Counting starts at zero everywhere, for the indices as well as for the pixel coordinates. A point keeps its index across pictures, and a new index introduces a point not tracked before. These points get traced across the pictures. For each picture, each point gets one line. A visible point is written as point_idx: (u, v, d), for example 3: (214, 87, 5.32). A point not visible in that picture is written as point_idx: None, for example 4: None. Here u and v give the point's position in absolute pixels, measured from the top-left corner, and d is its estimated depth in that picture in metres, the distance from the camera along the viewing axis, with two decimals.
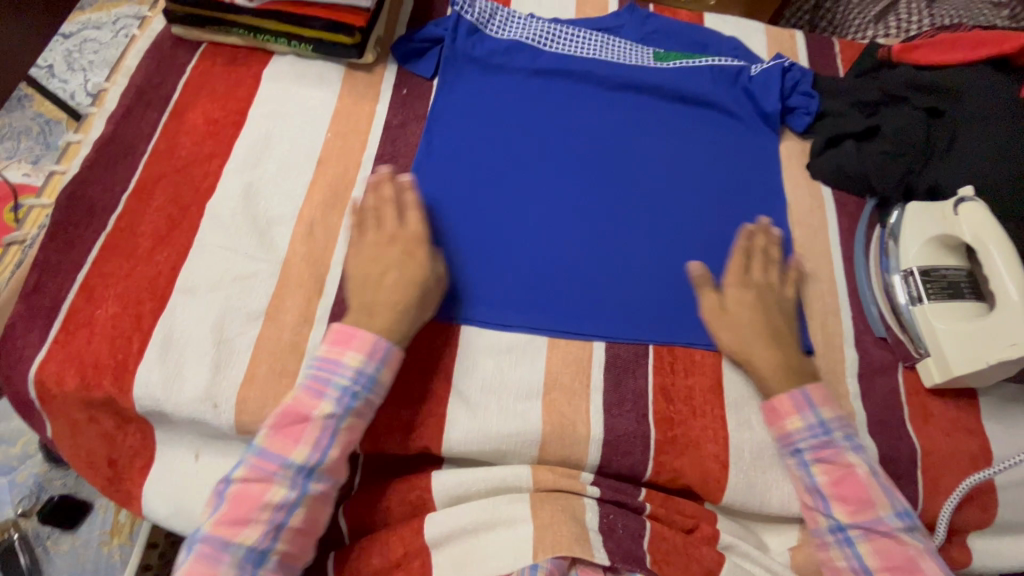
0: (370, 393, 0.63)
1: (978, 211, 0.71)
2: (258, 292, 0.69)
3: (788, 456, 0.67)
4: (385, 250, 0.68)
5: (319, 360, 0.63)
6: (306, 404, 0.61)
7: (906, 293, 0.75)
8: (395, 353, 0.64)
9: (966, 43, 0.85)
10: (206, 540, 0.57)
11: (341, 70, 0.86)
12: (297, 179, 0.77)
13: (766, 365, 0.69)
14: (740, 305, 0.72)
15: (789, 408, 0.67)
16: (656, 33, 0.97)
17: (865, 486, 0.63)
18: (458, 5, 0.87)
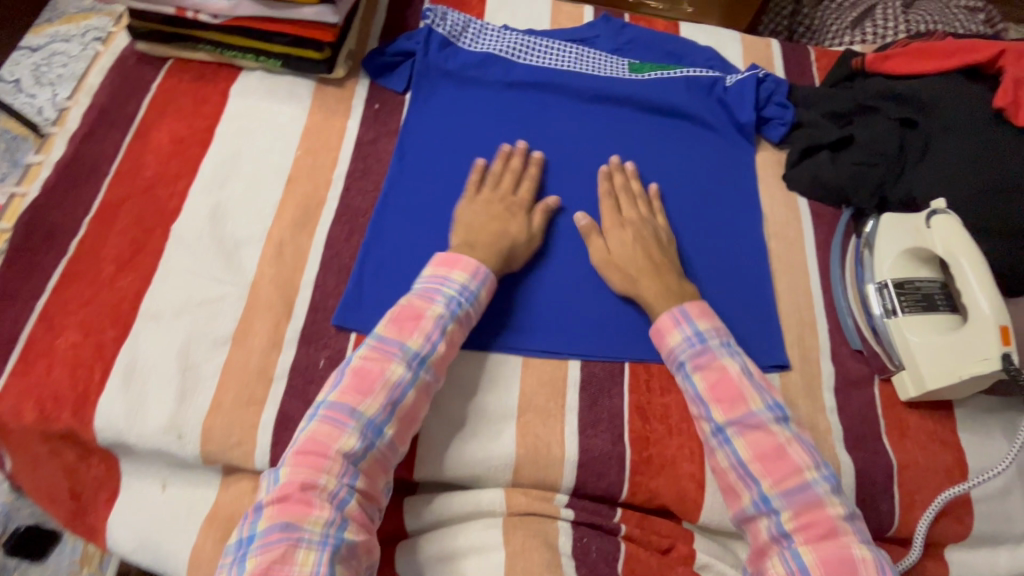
0: (472, 304, 0.67)
1: (950, 223, 0.71)
2: (225, 316, 0.68)
3: (675, 370, 0.69)
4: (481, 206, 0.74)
5: (426, 276, 0.68)
6: (420, 303, 0.65)
7: (880, 306, 0.75)
8: (491, 274, 0.69)
9: (938, 53, 0.85)
10: (329, 409, 0.59)
11: (312, 85, 0.85)
12: (266, 198, 0.76)
13: (649, 291, 0.71)
14: (622, 243, 0.74)
15: (669, 324, 0.69)
16: (632, 43, 0.96)
17: (736, 383, 0.65)
18: (429, 18, 0.87)
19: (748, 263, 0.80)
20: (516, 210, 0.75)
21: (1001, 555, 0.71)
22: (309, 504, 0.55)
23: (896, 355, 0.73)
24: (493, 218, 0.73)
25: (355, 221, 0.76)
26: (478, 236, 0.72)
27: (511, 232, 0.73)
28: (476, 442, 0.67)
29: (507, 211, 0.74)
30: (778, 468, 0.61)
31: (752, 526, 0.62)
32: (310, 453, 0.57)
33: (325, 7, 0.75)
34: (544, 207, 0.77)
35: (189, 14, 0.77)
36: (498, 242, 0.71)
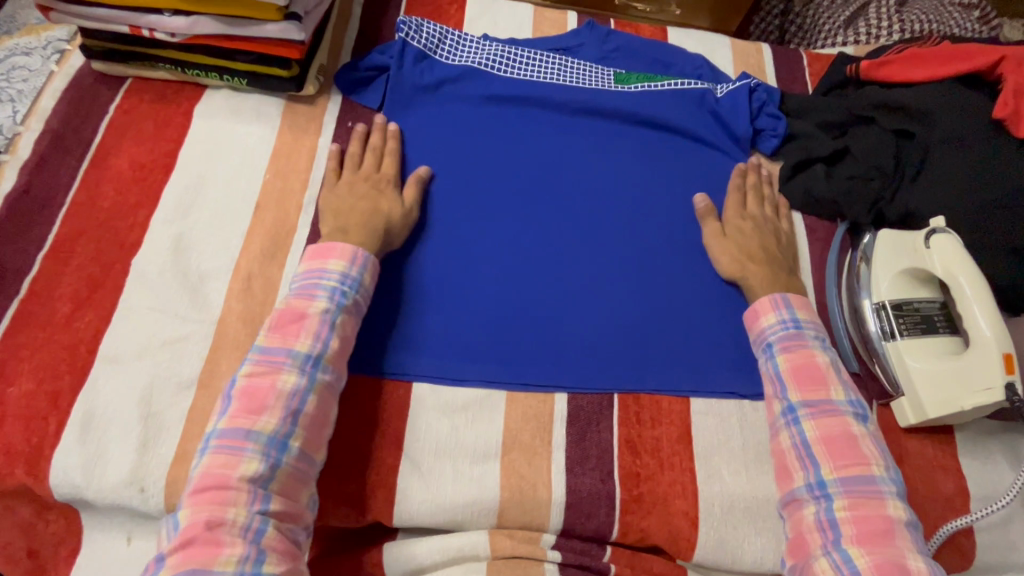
0: (358, 292, 0.65)
1: (951, 243, 0.68)
2: (189, 357, 0.64)
3: (759, 349, 0.69)
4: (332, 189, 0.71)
5: (302, 275, 0.65)
6: (300, 304, 0.62)
7: (878, 328, 0.72)
8: (372, 258, 0.67)
9: (934, 59, 0.82)
10: (219, 438, 0.55)
11: (281, 103, 0.81)
12: (232, 226, 0.72)
13: (756, 277, 0.72)
14: (733, 231, 0.76)
15: (767, 306, 0.69)
16: (618, 51, 0.92)
17: (823, 371, 0.65)
18: (403, 30, 0.83)
19: None
20: (384, 186, 0.73)
21: None
22: (218, 544, 0.50)
23: (896, 380, 0.70)
24: (361, 198, 0.71)
25: None
26: (348, 219, 0.69)
27: (384, 210, 0.70)
28: (459, 483, 0.63)
29: (373, 190, 0.72)
30: (844, 455, 0.60)
31: (798, 508, 0.60)
32: (208, 489, 0.53)
33: (290, 23, 0.71)
34: (414, 178, 0.75)
35: (144, 32, 0.72)
36: (372, 222, 0.69)
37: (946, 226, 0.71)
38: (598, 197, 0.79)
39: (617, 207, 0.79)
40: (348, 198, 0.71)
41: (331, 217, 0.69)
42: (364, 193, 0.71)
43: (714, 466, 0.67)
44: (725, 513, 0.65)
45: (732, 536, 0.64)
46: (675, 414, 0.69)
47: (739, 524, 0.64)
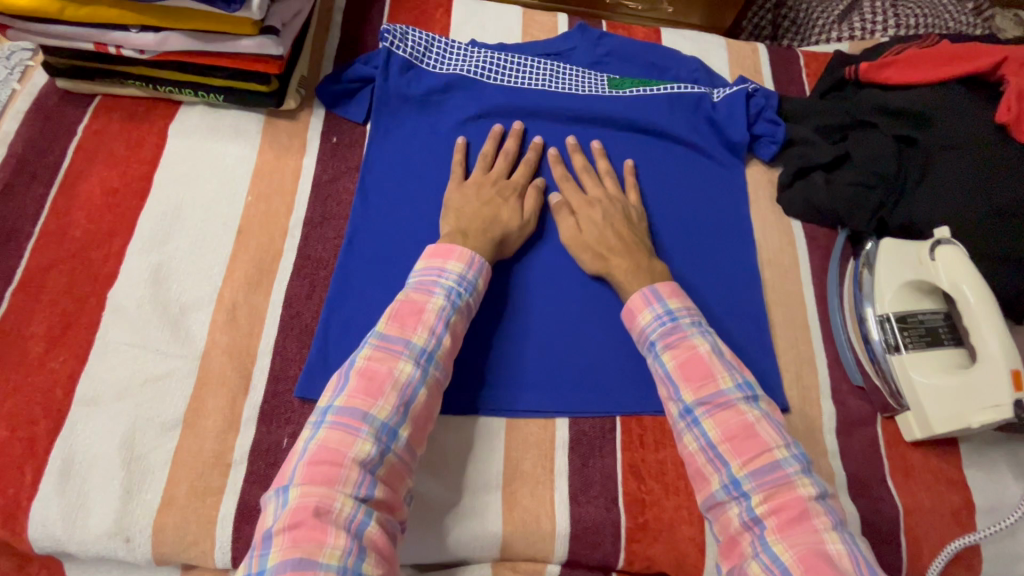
0: (471, 294, 0.63)
1: (957, 254, 0.67)
2: (173, 396, 0.61)
3: (645, 350, 0.65)
4: (467, 191, 0.71)
5: (419, 271, 0.63)
6: (419, 298, 0.60)
7: (883, 340, 0.71)
8: (486, 264, 0.66)
9: (935, 61, 0.79)
10: (336, 415, 0.53)
11: (261, 119, 0.77)
12: (214, 253, 0.69)
13: (621, 267, 0.69)
14: (591, 220, 0.72)
15: (640, 303, 0.66)
16: (610, 55, 0.89)
17: (707, 362, 0.61)
18: (387, 39, 0.78)
19: (735, 296, 0.75)
20: (508, 194, 0.72)
21: None
22: (324, 532, 0.47)
23: (899, 393, 0.70)
24: (484, 203, 0.70)
25: (316, 274, 0.70)
26: (471, 224, 0.68)
27: (503, 219, 0.70)
28: (459, 519, 0.62)
29: (497, 196, 0.71)
30: (747, 448, 0.57)
31: (722, 514, 0.56)
32: (320, 465, 0.50)
33: (267, 38, 0.67)
34: (535, 189, 0.74)
35: (111, 50, 0.68)
36: (492, 229, 0.68)
37: (950, 237, 0.69)
38: None
39: None
40: (472, 201, 0.70)
41: (453, 219, 0.69)
42: (488, 198, 0.71)
43: None
44: None
45: None
46: None
47: None
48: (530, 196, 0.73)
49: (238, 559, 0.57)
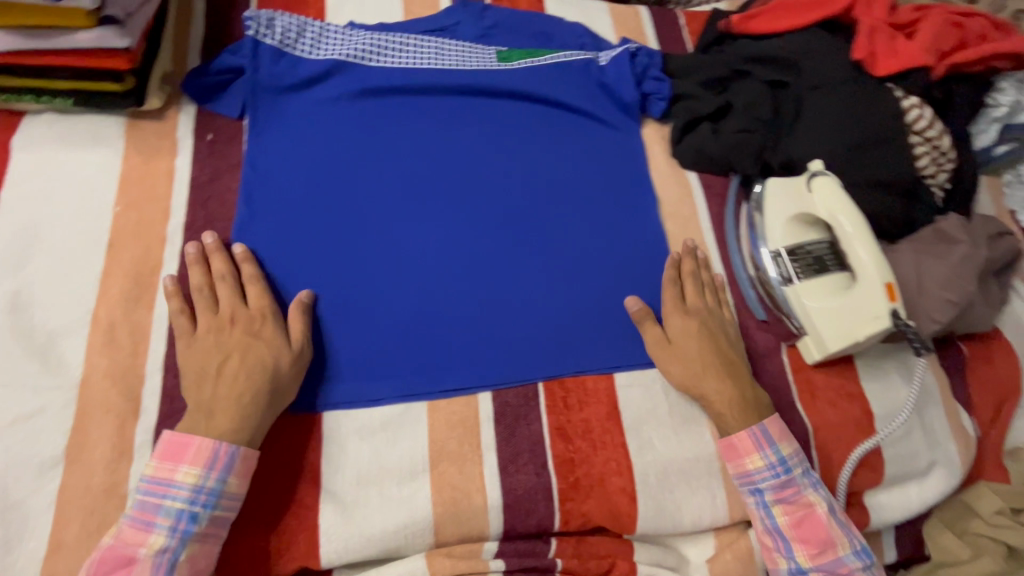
0: (218, 503, 0.54)
1: (829, 184, 0.73)
2: (50, 432, 0.56)
3: (748, 492, 0.65)
4: (211, 347, 0.59)
5: (147, 481, 0.53)
6: (132, 541, 0.51)
7: (778, 274, 0.75)
8: (241, 452, 0.55)
9: (798, 8, 0.84)
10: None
11: (122, 123, 0.71)
12: (82, 272, 0.63)
13: (720, 396, 0.66)
14: (686, 336, 0.69)
15: (749, 446, 0.65)
16: (497, 27, 0.88)
17: (824, 528, 0.64)
18: (250, 27, 0.73)
19: (642, 250, 0.76)
20: (258, 326, 0.61)
21: (912, 490, 0.75)
22: None
23: (799, 322, 0.74)
24: (230, 350, 0.59)
25: None
26: (217, 396, 0.57)
27: (269, 359, 0.59)
28: (388, 511, 0.60)
29: (248, 336, 0.60)
30: None
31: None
32: None
33: (106, 29, 0.61)
34: (297, 306, 0.64)
35: None
36: (261, 382, 0.57)
37: (824, 169, 0.76)
38: (497, 187, 0.75)
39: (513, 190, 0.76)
40: (209, 355, 0.58)
41: (195, 383, 0.57)
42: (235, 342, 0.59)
43: (645, 437, 0.67)
44: (660, 480, 0.65)
45: (669, 501, 0.65)
46: (601, 392, 0.68)
47: (674, 488, 0.66)
48: (292, 319, 0.63)
49: None
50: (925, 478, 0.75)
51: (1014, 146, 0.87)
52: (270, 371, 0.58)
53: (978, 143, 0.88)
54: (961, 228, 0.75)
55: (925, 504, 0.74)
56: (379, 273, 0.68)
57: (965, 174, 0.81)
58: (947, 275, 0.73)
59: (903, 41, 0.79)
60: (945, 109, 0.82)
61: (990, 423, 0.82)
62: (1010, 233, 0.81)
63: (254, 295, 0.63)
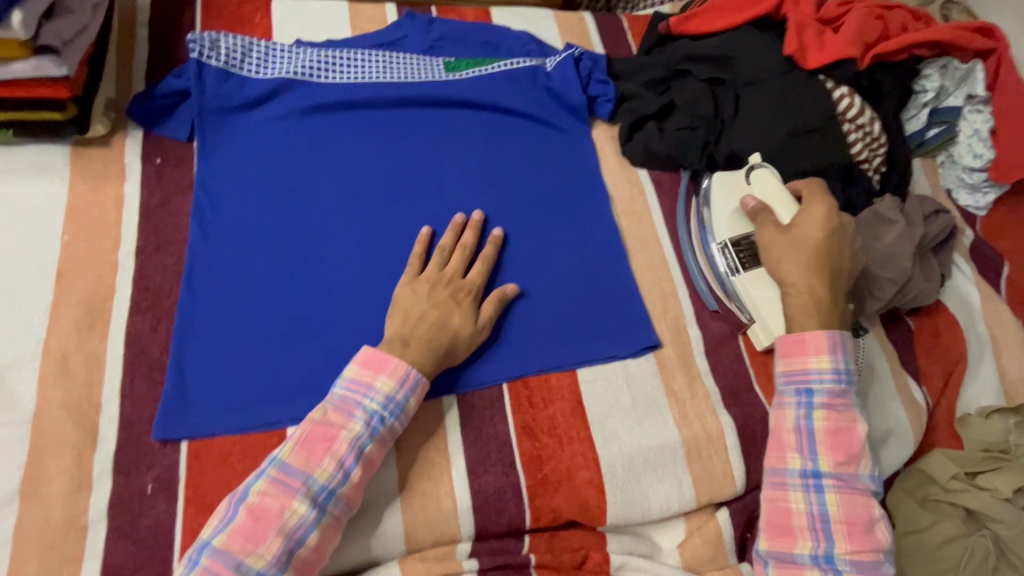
0: (400, 417, 0.59)
1: (766, 174, 0.76)
2: (3, 469, 0.55)
3: (794, 390, 0.67)
4: (426, 290, 0.66)
5: (349, 380, 0.59)
6: (336, 422, 0.56)
7: (725, 264, 0.77)
8: (423, 382, 0.61)
9: (730, 9, 0.89)
10: (211, 558, 0.49)
11: (67, 151, 0.70)
12: (31, 304, 0.62)
13: (806, 296, 0.69)
14: (802, 228, 0.71)
15: (820, 347, 0.67)
16: (443, 39, 0.89)
17: (860, 441, 0.65)
18: (195, 49, 0.74)
19: (598, 247, 0.78)
20: (463, 296, 0.67)
21: (871, 462, 0.78)
22: None
23: (748, 311, 0.75)
24: (435, 305, 0.65)
25: (158, 305, 0.64)
26: (414, 333, 0.63)
27: (455, 325, 0.65)
28: (361, 521, 0.60)
29: (453, 299, 0.66)
30: (860, 540, 0.62)
31: (795, 569, 0.62)
32: None
33: (43, 58, 0.61)
34: (499, 295, 0.69)
35: None
36: (439, 338, 0.63)
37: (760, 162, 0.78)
38: (451, 194, 0.77)
39: (466, 197, 0.77)
40: (422, 302, 0.65)
41: (400, 320, 0.64)
42: (442, 301, 0.66)
43: (610, 429, 0.68)
44: (627, 471, 0.67)
45: (638, 489, 0.67)
46: (565, 388, 0.70)
47: (641, 477, 0.67)
48: (490, 302, 0.69)
49: None
50: (882, 450, 0.78)
51: (944, 127, 0.92)
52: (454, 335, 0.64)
53: (910, 128, 0.93)
54: (897, 209, 0.80)
55: (884, 474, 0.78)
56: (337, 285, 0.68)
57: (897, 158, 0.86)
58: (883, 254, 0.77)
59: (831, 35, 0.84)
60: (874, 96, 0.86)
61: (940, 392, 0.85)
62: (944, 211, 0.85)
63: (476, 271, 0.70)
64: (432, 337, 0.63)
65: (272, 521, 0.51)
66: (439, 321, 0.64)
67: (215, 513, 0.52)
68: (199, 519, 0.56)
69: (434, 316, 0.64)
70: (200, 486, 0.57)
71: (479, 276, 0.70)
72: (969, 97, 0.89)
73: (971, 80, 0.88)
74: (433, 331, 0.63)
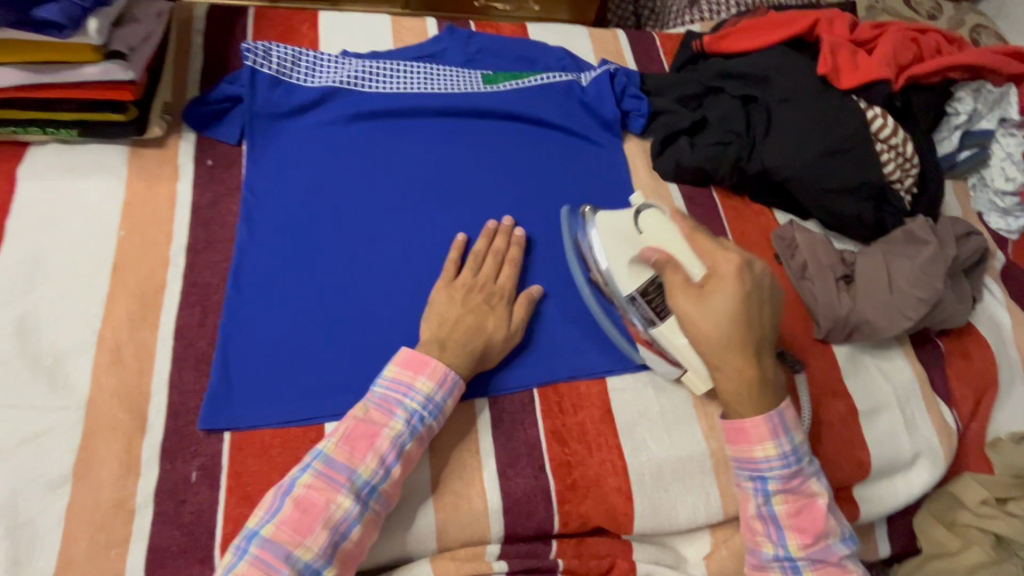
0: (438, 417, 0.61)
1: (653, 216, 0.69)
2: (58, 451, 0.57)
3: (748, 477, 0.63)
4: (458, 294, 0.68)
5: (389, 380, 0.60)
6: (378, 419, 0.58)
7: (640, 318, 0.69)
8: (461, 384, 0.63)
9: (765, 30, 0.91)
10: (260, 547, 0.51)
11: (125, 151, 0.73)
12: (87, 295, 0.65)
13: (739, 376, 0.62)
14: (716, 292, 0.62)
15: (761, 433, 0.62)
16: (482, 52, 0.92)
17: (823, 519, 0.62)
18: (250, 58, 0.77)
19: None
20: (497, 300, 0.69)
21: (898, 482, 0.78)
22: None
23: (673, 356, 0.68)
24: (470, 310, 0.67)
25: (206, 299, 0.67)
26: (451, 332, 0.65)
27: (489, 329, 0.66)
28: (394, 517, 0.62)
29: (486, 303, 0.68)
30: None
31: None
32: None
33: (112, 63, 0.65)
34: (527, 298, 0.71)
35: None
36: (473, 340, 0.65)
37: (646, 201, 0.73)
38: (486, 201, 0.79)
39: (501, 204, 0.79)
40: (458, 307, 0.67)
41: (435, 323, 0.65)
42: (477, 306, 0.67)
43: (639, 438, 0.69)
44: (655, 479, 0.67)
45: (665, 499, 0.67)
46: (594, 395, 0.71)
47: (669, 486, 0.67)
48: (520, 305, 0.70)
49: None
50: (910, 470, 0.78)
51: (975, 151, 0.92)
52: (486, 339, 0.66)
53: (943, 149, 0.91)
54: (929, 230, 0.79)
55: (912, 495, 0.77)
56: (375, 286, 0.70)
57: (929, 179, 0.86)
58: (915, 272, 0.76)
59: (864, 56, 0.85)
60: (907, 117, 0.86)
61: (971, 416, 0.84)
62: (977, 233, 0.84)
63: (507, 275, 0.71)
64: (467, 339, 0.65)
65: (319, 514, 0.53)
66: (474, 326, 0.65)
67: (262, 503, 0.54)
68: (240, 507, 0.57)
69: (468, 321, 0.66)
70: (242, 476, 0.59)
71: (510, 281, 0.71)
72: (1002, 120, 0.89)
73: (1005, 104, 0.88)
74: (468, 334, 0.65)
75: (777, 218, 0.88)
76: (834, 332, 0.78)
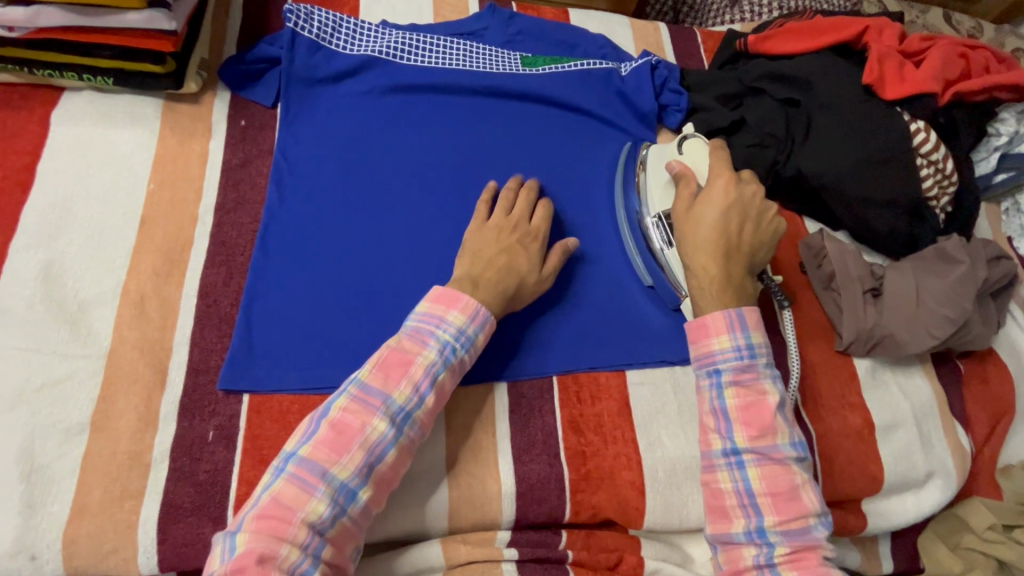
0: (469, 350, 0.60)
1: (696, 145, 0.77)
2: (77, 400, 0.57)
3: (704, 373, 0.64)
4: (492, 232, 0.67)
5: (421, 312, 0.60)
6: (410, 348, 0.57)
7: (659, 237, 0.74)
8: (492, 321, 0.62)
9: (810, 31, 0.89)
10: (297, 466, 0.51)
11: (159, 104, 0.72)
12: (115, 245, 0.64)
13: (705, 274, 0.67)
14: (710, 201, 0.69)
15: (719, 326, 0.64)
16: (522, 34, 0.90)
17: (771, 414, 0.61)
18: (291, 19, 0.76)
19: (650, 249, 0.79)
20: (531, 241, 0.68)
21: (908, 499, 0.78)
22: None
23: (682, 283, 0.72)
24: (503, 250, 0.66)
25: (232, 260, 0.66)
26: (483, 271, 0.64)
27: (520, 270, 0.65)
28: (408, 493, 0.62)
29: (520, 243, 0.67)
30: (788, 510, 0.59)
31: (733, 551, 0.60)
32: (271, 522, 0.48)
33: (157, 11, 0.63)
34: (560, 248, 0.70)
35: None
36: (505, 280, 0.64)
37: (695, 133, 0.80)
38: None
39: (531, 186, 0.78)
40: (491, 244, 0.66)
41: (469, 260, 0.65)
42: (510, 245, 0.67)
43: (655, 434, 0.68)
44: (668, 477, 0.66)
45: (678, 497, 0.66)
46: (613, 388, 0.70)
47: (683, 486, 0.66)
48: (552, 254, 0.69)
49: (165, 564, 0.54)
50: (921, 489, 0.78)
51: (1012, 173, 0.90)
52: None
53: (978, 171, 0.90)
54: (962, 249, 0.78)
55: (921, 516, 0.77)
56: (401, 259, 0.69)
57: (966, 200, 0.85)
58: (944, 290, 0.75)
59: (912, 69, 0.83)
60: (949, 134, 0.85)
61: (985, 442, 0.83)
62: (1008, 257, 0.82)
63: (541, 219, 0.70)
64: (499, 280, 0.64)
65: (355, 435, 0.53)
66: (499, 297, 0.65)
67: (298, 428, 0.54)
68: (255, 471, 0.57)
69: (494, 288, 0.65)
70: (259, 439, 0.59)
71: (544, 223, 0.70)
72: None
73: None
74: (500, 274, 0.64)
75: (807, 226, 0.88)
76: (856, 345, 0.77)
